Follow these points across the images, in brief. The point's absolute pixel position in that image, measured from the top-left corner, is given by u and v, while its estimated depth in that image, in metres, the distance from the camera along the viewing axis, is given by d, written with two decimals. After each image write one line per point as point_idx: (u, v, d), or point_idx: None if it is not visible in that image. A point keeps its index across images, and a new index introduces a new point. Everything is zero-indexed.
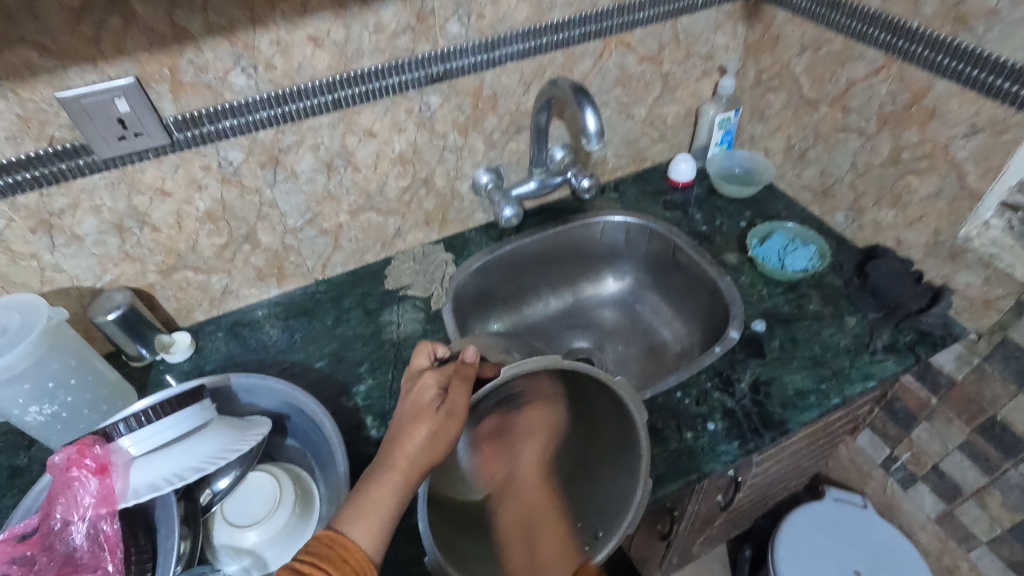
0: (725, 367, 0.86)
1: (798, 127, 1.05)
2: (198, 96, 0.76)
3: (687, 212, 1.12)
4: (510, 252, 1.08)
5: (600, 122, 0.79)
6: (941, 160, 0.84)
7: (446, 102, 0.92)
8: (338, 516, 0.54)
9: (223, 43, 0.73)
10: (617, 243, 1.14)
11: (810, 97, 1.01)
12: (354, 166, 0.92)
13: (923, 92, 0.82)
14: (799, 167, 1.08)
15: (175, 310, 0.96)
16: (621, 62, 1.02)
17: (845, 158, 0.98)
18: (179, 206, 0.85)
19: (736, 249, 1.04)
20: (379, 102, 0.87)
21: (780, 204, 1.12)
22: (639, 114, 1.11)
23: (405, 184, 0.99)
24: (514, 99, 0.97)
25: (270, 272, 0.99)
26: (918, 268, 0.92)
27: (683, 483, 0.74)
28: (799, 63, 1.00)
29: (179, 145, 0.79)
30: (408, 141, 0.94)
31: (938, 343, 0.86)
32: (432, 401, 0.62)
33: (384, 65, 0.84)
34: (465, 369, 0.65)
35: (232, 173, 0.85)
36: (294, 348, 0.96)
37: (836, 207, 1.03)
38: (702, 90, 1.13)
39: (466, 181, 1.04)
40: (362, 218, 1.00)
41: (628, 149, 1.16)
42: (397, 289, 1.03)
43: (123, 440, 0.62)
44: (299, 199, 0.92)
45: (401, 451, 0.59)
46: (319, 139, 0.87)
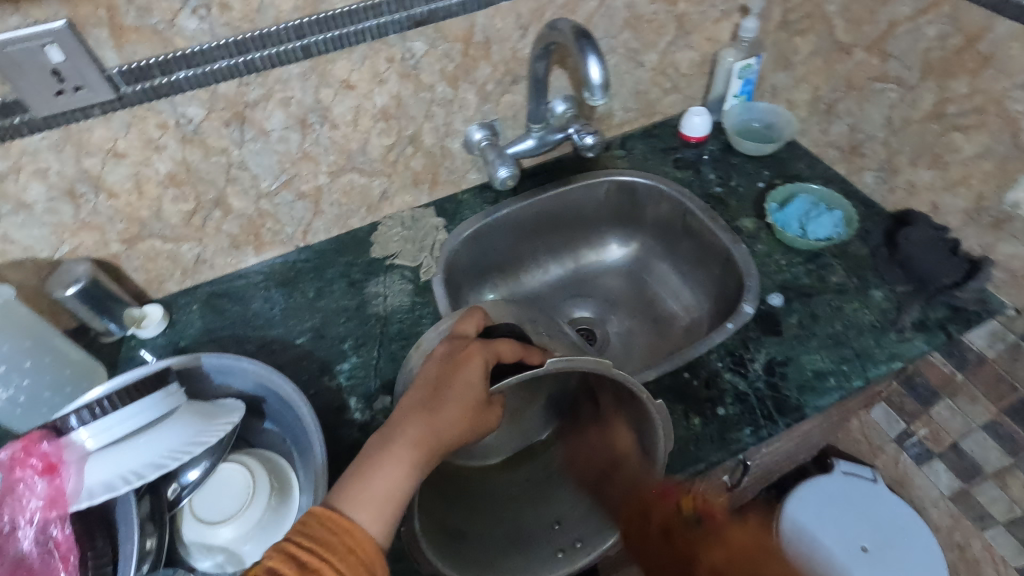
0: (738, 346, 0.79)
1: (828, 77, 0.94)
2: (144, 42, 0.66)
3: (700, 171, 1.03)
4: (506, 218, 1.00)
5: (605, 72, 0.69)
6: (992, 115, 0.74)
7: (433, 48, 0.82)
8: (343, 495, 0.50)
9: None
10: (624, 205, 1.05)
11: (843, 42, 0.90)
12: (331, 123, 0.83)
13: (979, 34, 0.72)
14: (825, 121, 0.98)
15: (145, 281, 0.89)
16: (631, 1, 0.90)
17: (879, 112, 0.88)
18: (137, 169, 0.76)
19: (752, 213, 0.95)
20: (356, 49, 0.77)
21: (802, 162, 1.02)
22: (649, 61, 0.99)
23: (390, 142, 0.90)
24: (509, 45, 0.87)
25: (245, 239, 0.91)
26: (955, 236, 0.83)
27: (692, 471, 0.68)
28: (833, 1, 0.89)
29: (129, 101, 0.70)
30: (390, 94, 0.84)
31: (973, 320, 0.79)
32: (470, 380, 0.58)
33: (359, 6, 0.74)
34: (509, 350, 0.61)
35: (193, 133, 0.76)
36: (273, 322, 0.89)
37: (865, 167, 0.94)
38: (721, 33, 1.01)
39: (458, 138, 0.95)
40: (344, 180, 0.91)
41: (636, 102, 1.05)
42: (383, 258, 0.95)
43: (77, 434, 0.57)
44: (271, 160, 0.83)
45: (428, 423, 0.55)
46: (289, 93, 0.78)
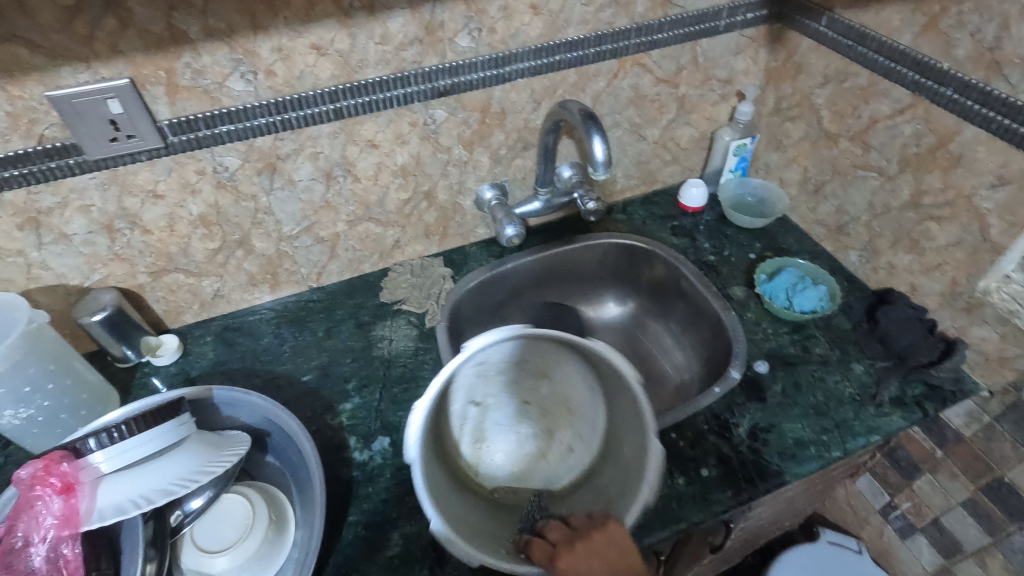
0: (723, 410, 0.83)
1: (816, 160, 1.02)
2: (194, 100, 0.73)
3: (695, 239, 1.09)
4: (509, 272, 1.05)
5: (608, 150, 0.76)
6: (963, 209, 0.80)
7: (452, 116, 0.89)
8: None
9: (222, 47, 0.71)
10: (620, 265, 1.11)
11: (829, 131, 0.97)
12: (354, 176, 0.90)
13: (950, 136, 0.79)
14: (814, 201, 1.05)
15: (165, 312, 0.94)
16: (636, 83, 0.98)
17: (862, 197, 0.95)
18: (172, 209, 0.82)
19: (742, 282, 1.01)
20: (382, 114, 0.85)
21: (792, 237, 1.08)
22: (651, 136, 1.07)
23: (406, 196, 0.96)
24: (522, 116, 0.94)
25: (263, 278, 0.97)
26: (932, 317, 0.88)
27: (690, 522, 0.72)
28: (821, 94, 0.97)
29: (174, 149, 0.76)
30: (411, 153, 0.91)
31: (948, 399, 0.82)
32: None
33: (389, 77, 0.81)
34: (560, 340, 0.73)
35: (227, 179, 0.82)
36: (282, 358, 0.93)
37: (850, 246, 1.00)
38: (719, 114, 1.10)
39: (470, 195, 1.02)
40: (360, 228, 0.97)
41: (638, 171, 1.13)
42: (392, 303, 1.00)
43: (94, 456, 0.61)
44: (295, 207, 0.90)
45: None
46: (319, 149, 0.85)
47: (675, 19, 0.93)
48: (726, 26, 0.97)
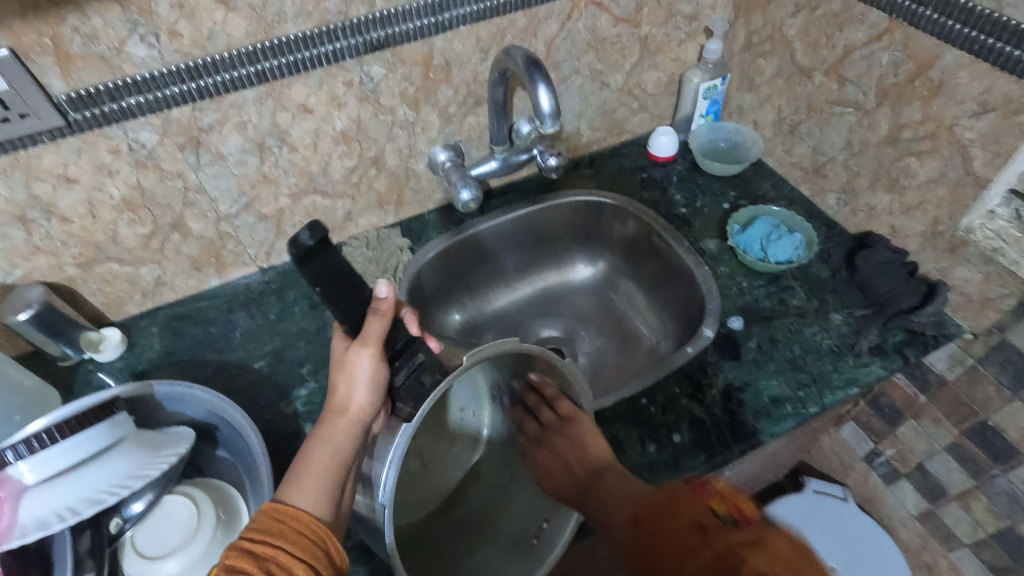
0: (696, 370, 0.79)
1: (790, 98, 0.95)
2: (91, 69, 0.66)
3: (666, 191, 1.03)
4: (472, 239, 0.99)
5: (555, 100, 0.69)
6: (944, 141, 0.74)
7: (392, 72, 0.82)
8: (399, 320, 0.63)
9: (113, 7, 0.63)
10: (589, 224, 1.05)
11: (803, 65, 0.90)
12: (290, 145, 0.83)
13: (930, 62, 0.72)
14: (790, 142, 0.98)
15: (104, 304, 0.88)
16: (593, 24, 0.90)
17: (839, 135, 0.88)
18: (90, 194, 0.76)
19: (716, 235, 0.95)
20: (312, 74, 0.77)
21: (768, 183, 1.02)
22: (615, 82, 1.00)
23: (351, 164, 0.89)
24: (470, 68, 0.87)
25: (206, 261, 0.91)
26: (913, 259, 0.83)
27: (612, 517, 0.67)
28: (793, 25, 0.89)
29: (78, 127, 0.69)
30: (350, 117, 0.84)
31: (930, 344, 0.79)
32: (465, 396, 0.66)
33: (313, 31, 0.73)
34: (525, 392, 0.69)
35: (147, 157, 0.75)
36: (232, 345, 0.88)
37: (828, 188, 0.94)
38: (687, 54, 1.02)
39: (422, 159, 0.95)
40: (306, 201, 0.91)
41: (603, 122, 1.06)
42: None
43: (15, 468, 0.57)
44: (229, 183, 0.83)
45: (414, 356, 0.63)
46: (245, 117, 0.77)
47: None
48: None
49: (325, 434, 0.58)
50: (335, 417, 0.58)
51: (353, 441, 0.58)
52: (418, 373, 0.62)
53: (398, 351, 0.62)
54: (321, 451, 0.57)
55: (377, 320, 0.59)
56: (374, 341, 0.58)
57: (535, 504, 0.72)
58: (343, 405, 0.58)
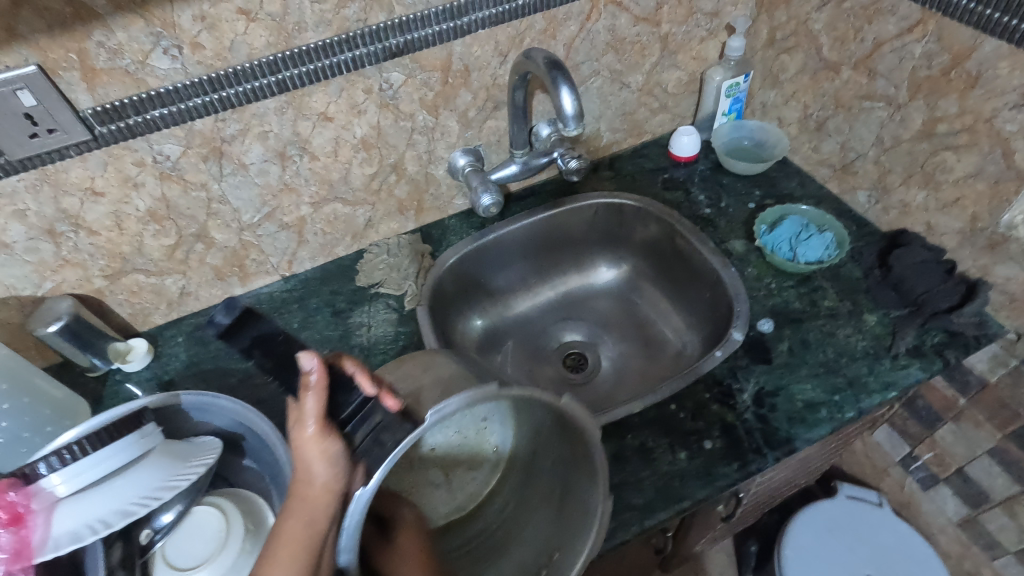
0: (726, 375, 0.77)
1: (817, 94, 0.93)
2: (116, 83, 0.66)
3: (689, 192, 1.01)
4: (493, 244, 0.99)
5: (578, 102, 0.68)
6: (983, 135, 0.71)
7: (411, 78, 0.81)
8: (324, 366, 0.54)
9: (137, 21, 0.63)
10: (611, 225, 1.03)
11: (830, 59, 0.88)
12: (311, 155, 0.83)
13: (966, 53, 0.70)
14: (816, 139, 0.96)
15: (131, 315, 0.89)
16: (612, 24, 0.89)
17: (869, 130, 0.86)
18: (116, 207, 0.76)
19: (742, 235, 0.93)
20: (332, 82, 0.77)
21: (794, 181, 1.00)
22: (635, 82, 0.98)
23: (372, 171, 0.89)
24: (489, 72, 0.86)
25: (230, 271, 0.91)
26: (950, 257, 0.80)
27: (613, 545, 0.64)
28: (819, 19, 0.87)
29: (104, 140, 0.70)
30: (370, 124, 0.84)
31: (971, 345, 0.76)
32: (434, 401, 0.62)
33: (333, 39, 0.73)
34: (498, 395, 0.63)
35: (171, 169, 0.76)
36: (256, 355, 0.88)
37: (858, 186, 0.91)
38: (708, 52, 1.00)
39: (442, 164, 0.94)
40: (327, 210, 0.91)
41: (624, 123, 1.04)
42: (368, 287, 0.94)
43: (47, 481, 0.56)
44: (252, 193, 0.83)
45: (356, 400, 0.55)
46: (267, 127, 0.77)
47: None
48: None
49: (297, 510, 0.52)
50: (302, 496, 0.52)
51: (330, 516, 0.52)
52: (377, 437, 0.53)
53: (350, 415, 0.55)
54: (295, 528, 0.52)
55: (310, 395, 0.53)
56: (315, 415, 0.53)
57: (542, 529, 0.64)
58: (304, 481, 0.52)
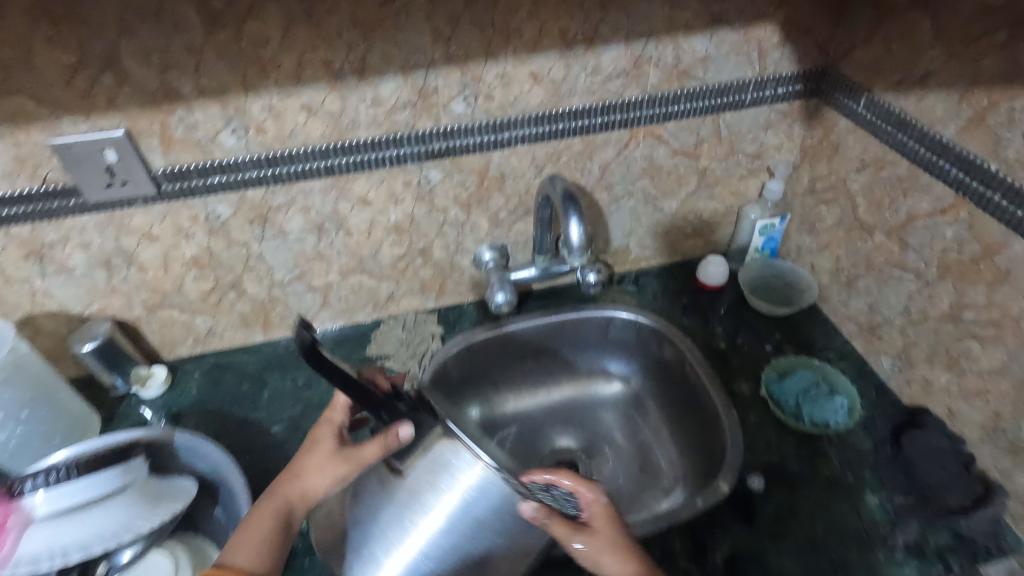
0: (702, 528, 0.73)
1: (849, 250, 0.91)
2: (187, 152, 0.75)
3: (708, 321, 1.01)
4: (506, 338, 1.00)
5: (584, 234, 0.70)
6: (1010, 333, 0.68)
7: (448, 178, 0.87)
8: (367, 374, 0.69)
9: (214, 104, 0.72)
10: (623, 342, 1.04)
11: (865, 221, 0.87)
12: (346, 231, 0.90)
13: (997, 247, 0.68)
14: (846, 294, 0.94)
15: (160, 343, 0.97)
16: (650, 153, 0.92)
17: (897, 298, 0.83)
18: (166, 251, 0.85)
19: (752, 377, 0.91)
20: (375, 172, 0.84)
21: (819, 331, 0.97)
22: (668, 207, 1.01)
23: (400, 252, 0.95)
24: (524, 181, 0.91)
25: (256, 319, 0.98)
26: (971, 451, 0.75)
27: None
28: (857, 180, 0.87)
29: (167, 196, 0.79)
30: (405, 212, 0.90)
31: (981, 555, 0.69)
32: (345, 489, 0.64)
33: (381, 137, 0.80)
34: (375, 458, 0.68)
35: (219, 227, 0.84)
36: (258, 404, 0.93)
37: (883, 350, 0.88)
38: (746, 189, 1.02)
39: (468, 255, 0.99)
40: (353, 279, 0.97)
41: (653, 241, 1.06)
42: (376, 357, 0.99)
43: (28, 500, 0.61)
44: (287, 256, 0.90)
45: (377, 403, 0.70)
46: (310, 203, 0.85)
47: (694, 91, 0.86)
48: (754, 100, 0.90)
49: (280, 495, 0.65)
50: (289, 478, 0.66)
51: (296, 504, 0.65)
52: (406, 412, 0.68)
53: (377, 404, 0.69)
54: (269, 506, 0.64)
55: (374, 442, 0.61)
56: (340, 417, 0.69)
57: None
58: (295, 467, 0.66)
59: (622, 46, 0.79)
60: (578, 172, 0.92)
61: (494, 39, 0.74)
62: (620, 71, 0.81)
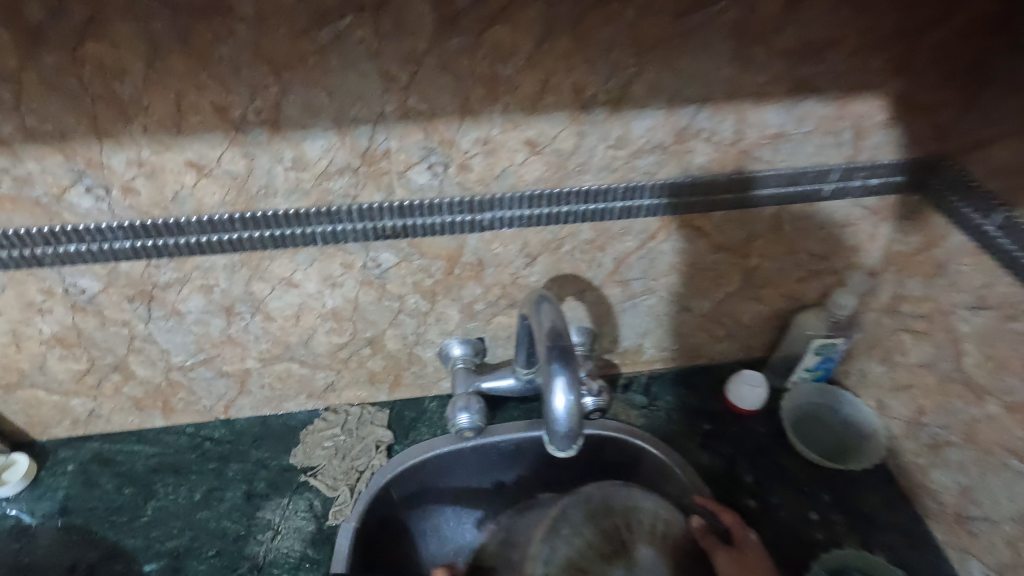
0: None
1: (940, 406, 0.68)
2: (24, 212, 0.53)
3: (735, 462, 0.77)
4: (476, 453, 0.76)
5: (572, 405, 0.47)
6: None
7: (405, 261, 0.64)
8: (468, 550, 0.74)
9: (54, 154, 0.49)
10: (625, 467, 0.78)
11: (972, 377, 0.63)
12: (265, 315, 0.67)
13: None
14: (926, 459, 0.70)
15: (26, 424, 0.75)
16: (683, 246, 0.68)
17: (1008, 498, 0.60)
18: (15, 326, 0.63)
19: (789, 562, 0.68)
20: (302, 250, 0.61)
21: (882, 498, 0.73)
22: (699, 308, 0.77)
23: (340, 341, 0.72)
24: (509, 271, 0.67)
25: (150, 404, 0.76)
26: None
27: None
28: (967, 320, 0.63)
29: (4, 265, 0.56)
30: (345, 297, 0.67)
31: None
32: None
33: (308, 209, 0.57)
34: None
35: (86, 303, 0.62)
36: (134, 526, 0.71)
37: (973, 551, 0.65)
38: (805, 294, 0.78)
39: (431, 347, 0.76)
40: (278, 367, 0.74)
41: (675, 344, 0.82)
42: (300, 470, 0.76)
43: None
44: (186, 339, 0.68)
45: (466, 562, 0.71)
46: (212, 281, 0.62)
47: (755, 176, 0.62)
48: (835, 191, 0.66)
49: None
50: None
51: None
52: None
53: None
54: None
55: None
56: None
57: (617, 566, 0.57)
58: None
59: (662, 113, 0.55)
60: (584, 263, 0.68)
61: (475, 92, 0.51)
62: (655, 145, 0.58)
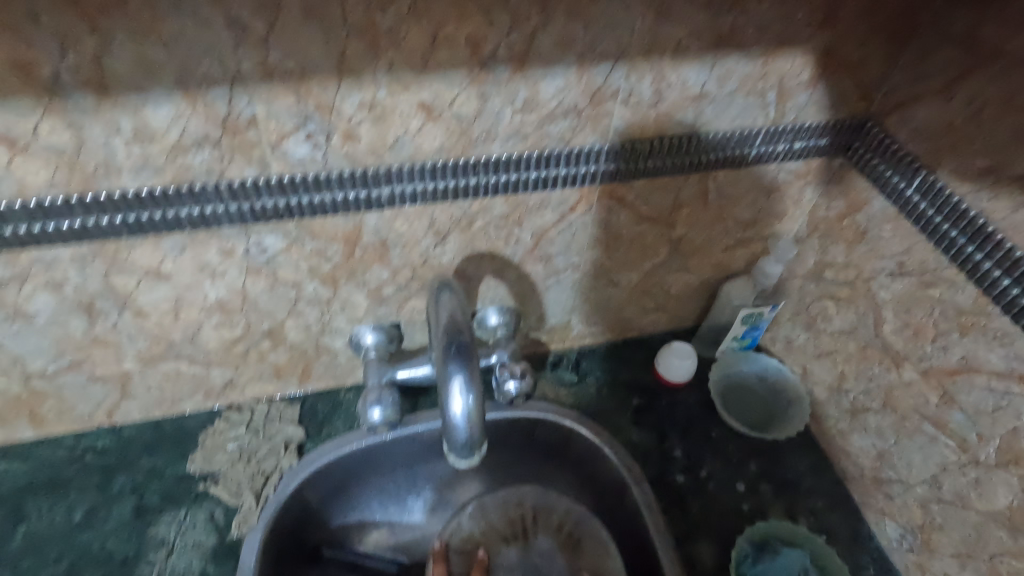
0: None
1: (860, 372, 0.67)
2: None
3: (665, 437, 0.75)
4: (396, 445, 0.70)
5: (470, 408, 0.43)
6: None
7: (296, 245, 0.56)
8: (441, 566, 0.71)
9: None
10: (556, 448, 0.74)
11: (891, 344, 0.63)
12: (135, 311, 0.58)
13: None
14: (847, 424, 0.70)
15: None
16: (606, 218, 0.64)
17: (922, 461, 0.61)
18: None
19: (716, 534, 0.67)
20: (167, 237, 0.52)
21: (806, 464, 0.73)
22: (626, 281, 0.73)
23: (233, 335, 0.64)
24: (418, 251, 0.61)
25: (13, 415, 0.66)
26: None
27: None
28: (889, 286, 0.62)
29: None
30: (230, 287, 0.59)
31: None
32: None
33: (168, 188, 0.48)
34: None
35: None
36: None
37: (890, 513, 0.65)
38: (734, 263, 0.75)
39: (340, 336, 0.69)
40: (163, 367, 0.66)
41: (604, 320, 0.79)
42: (199, 477, 0.68)
43: None
44: (42, 343, 0.58)
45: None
46: (60, 276, 0.53)
47: (674, 142, 0.58)
48: (760, 155, 0.62)
49: None
50: None
51: None
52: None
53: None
54: None
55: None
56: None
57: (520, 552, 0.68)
58: None
59: (573, 71, 0.50)
60: (500, 240, 0.62)
61: (352, 47, 0.44)
62: (568, 108, 0.52)
